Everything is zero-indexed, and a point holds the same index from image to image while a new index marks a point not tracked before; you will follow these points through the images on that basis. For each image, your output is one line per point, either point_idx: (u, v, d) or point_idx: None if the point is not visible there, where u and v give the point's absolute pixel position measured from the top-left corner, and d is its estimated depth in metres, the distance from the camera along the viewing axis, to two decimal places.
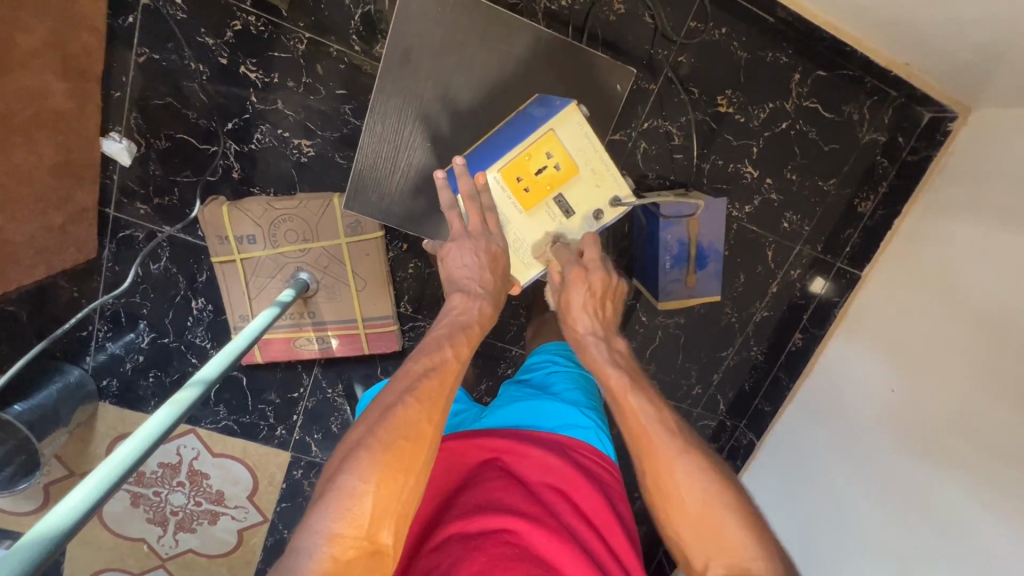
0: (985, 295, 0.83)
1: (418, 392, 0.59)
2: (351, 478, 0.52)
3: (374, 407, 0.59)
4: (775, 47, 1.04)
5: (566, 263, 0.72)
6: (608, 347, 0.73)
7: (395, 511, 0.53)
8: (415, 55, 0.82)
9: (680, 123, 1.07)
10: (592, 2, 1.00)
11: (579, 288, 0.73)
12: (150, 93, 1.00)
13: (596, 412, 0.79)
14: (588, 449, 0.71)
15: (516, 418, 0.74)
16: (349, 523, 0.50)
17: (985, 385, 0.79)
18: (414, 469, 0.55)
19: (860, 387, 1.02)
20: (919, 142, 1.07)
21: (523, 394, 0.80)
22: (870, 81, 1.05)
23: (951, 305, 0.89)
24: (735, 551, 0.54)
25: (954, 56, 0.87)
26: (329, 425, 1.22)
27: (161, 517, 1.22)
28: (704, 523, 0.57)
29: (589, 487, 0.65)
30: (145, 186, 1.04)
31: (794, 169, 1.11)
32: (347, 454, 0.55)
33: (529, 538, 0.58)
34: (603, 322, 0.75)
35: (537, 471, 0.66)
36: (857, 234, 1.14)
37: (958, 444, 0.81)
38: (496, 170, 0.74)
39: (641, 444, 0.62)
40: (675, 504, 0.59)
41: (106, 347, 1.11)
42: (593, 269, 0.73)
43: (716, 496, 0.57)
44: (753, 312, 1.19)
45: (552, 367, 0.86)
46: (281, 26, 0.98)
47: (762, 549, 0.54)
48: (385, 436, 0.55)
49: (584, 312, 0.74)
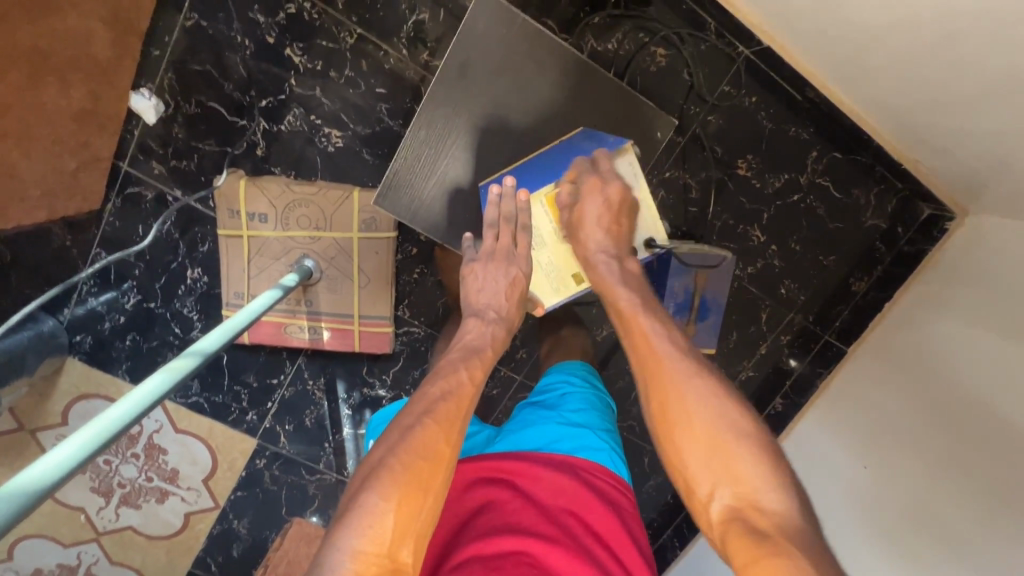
0: (963, 390, 0.85)
1: (436, 414, 0.59)
2: (374, 496, 0.51)
3: (392, 428, 0.58)
4: (799, 123, 1.09)
5: (583, 174, 0.78)
6: (622, 269, 0.76)
7: (416, 529, 0.52)
8: (471, 70, 0.84)
9: (700, 177, 1.11)
10: (636, 51, 1.04)
11: (595, 198, 0.76)
12: (191, 58, 0.99)
13: (610, 433, 0.78)
14: (601, 469, 0.70)
15: (529, 442, 0.72)
16: (371, 540, 0.49)
17: (957, 480, 0.81)
18: (432, 488, 0.55)
19: (836, 456, 1.03)
20: (916, 235, 1.12)
21: (535, 417, 0.78)
22: (881, 169, 1.10)
23: (932, 391, 0.90)
24: (740, 479, 0.56)
25: (962, 163, 0.92)
26: (303, 418, 1.19)
27: (106, 488, 1.16)
28: (711, 449, 0.59)
29: (602, 506, 0.65)
30: (164, 147, 1.02)
31: (798, 240, 1.15)
32: (368, 474, 0.54)
33: (547, 557, 0.59)
34: (616, 238, 0.77)
35: (550, 493, 0.65)
36: (847, 311, 1.18)
37: (924, 531, 0.83)
38: (544, 195, 0.80)
39: (652, 367, 0.66)
40: (681, 425, 0.61)
41: (87, 301, 1.07)
42: (608, 179, 0.77)
43: (724, 425, 0.60)
44: (740, 370, 1.21)
45: (565, 388, 0.84)
46: (333, 17, 0.99)
47: (771, 480, 0.56)
48: (405, 456, 0.55)
49: (597, 229, 0.76)
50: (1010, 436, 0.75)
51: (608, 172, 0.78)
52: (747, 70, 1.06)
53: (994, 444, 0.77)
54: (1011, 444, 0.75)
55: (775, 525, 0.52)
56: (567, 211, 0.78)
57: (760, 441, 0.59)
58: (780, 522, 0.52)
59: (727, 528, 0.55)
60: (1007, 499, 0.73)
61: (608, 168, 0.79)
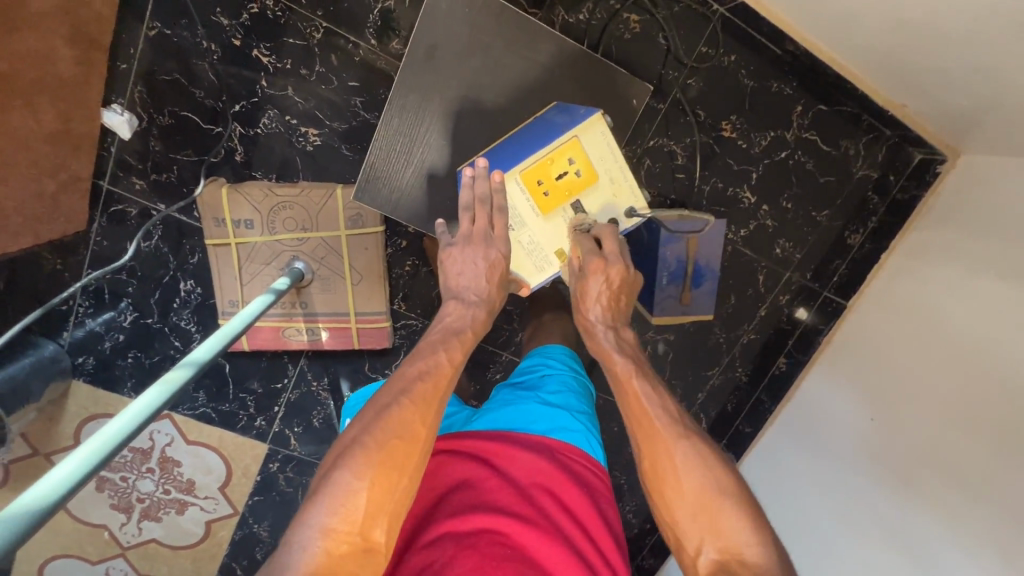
0: (953, 368, 0.85)
1: (412, 394, 0.60)
2: (346, 474, 0.53)
3: (368, 407, 0.59)
4: (781, 78, 1.07)
5: (586, 254, 0.75)
6: (620, 336, 0.77)
7: (389, 509, 0.53)
8: (438, 53, 0.83)
9: (685, 143, 1.10)
10: (609, 19, 1.02)
11: (597, 279, 0.75)
12: (159, 68, 0.99)
13: (587, 415, 0.78)
14: (578, 452, 0.70)
15: (506, 420, 0.73)
16: (343, 518, 0.51)
17: (936, 465, 0.83)
18: (407, 469, 0.55)
19: (842, 412, 1.03)
20: (909, 181, 1.10)
21: (515, 397, 0.79)
22: (868, 119, 1.08)
23: (927, 366, 0.90)
24: (726, 535, 0.56)
25: (947, 102, 0.90)
26: (311, 419, 1.20)
27: (126, 504, 1.18)
28: (701, 507, 0.59)
29: (577, 490, 0.65)
30: (142, 161, 1.02)
31: (789, 198, 1.14)
32: (341, 452, 0.56)
33: (520, 539, 0.58)
34: (615, 311, 0.78)
35: (527, 472, 0.65)
36: (844, 265, 1.17)
37: (902, 509, 0.85)
38: (518, 172, 0.77)
39: (644, 427, 0.66)
40: (670, 485, 0.61)
41: (85, 323, 1.08)
42: (611, 261, 0.75)
43: (713, 482, 0.60)
44: (741, 333, 1.21)
45: (545, 370, 0.86)
46: (297, 12, 0.97)
47: (755, 534, 0.56)
48: (380, 436, 0.56)
49: (595, 306, 0.77)
50: (1011, 393, 0.75)
51: (613, 251, 0.75)
52: (723, 28, 1.04)
53: (980, 429, 0.78)
54: (997, 435, 0.76)
55: None
56: (574, 283, 0.78)
57: (747, 499, 0.59)
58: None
59: None
60: (981, 489, 0.75)
61: (612, 248, 0.75)
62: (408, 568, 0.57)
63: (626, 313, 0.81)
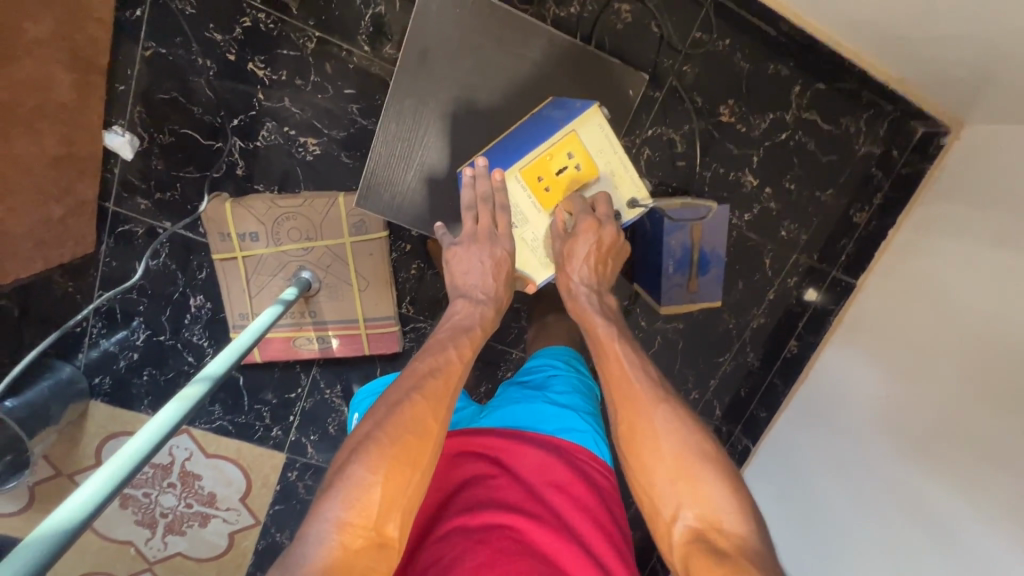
0: (966, 343, 0.84)
1: (425, 390, 0.61)
2: (360, 468, 0.53)
3: (380, 403, 0.60)
4: (777, 59, 1.06)
5: (578, 215, 0.74)
6: (601, 302, 0.78)
7: (403, 504, 0.54)
8: (431, 55, 0.83)
9: (683, 131, 1.09)
10: (601, 10, 1.02)
11: (587, 240, 0.74)
12: (156, 88, 0.99)
13: (594, 416, 0.79)
14: (586, 451, 0.70)
15: (515, 418, 0.73)
16: (357, 512, 0.51)
17: (950, 448, 0.82)
18: (419, 465, 0.56)
19: (856, 390, 1.02)
20: (912, 155, 1.09)
21: (522, 395, 0.79)
22: (867, 95, 1.07)
23: (939, 342, 0.89)
24: (702, 501, 0.57)
25: (946, 72, 0.89)
26: (327, 426, 1.21)
27: (150, 519, 1.19)
28: (678, 472, 0.59)
29: (586, 487, 0.65)
30: (145, 180, 1.03)
31: (792, 179, 1.13)
32: (356, 445, 0.56)
33: (530, 534, 0.58)
34: (598, 275, 0.79)
35: (535, 471, 0.65)
36: (851, 243, 1.16)
37: (920, 482, 0.84)
38: (518, 169, 0.77)
39: (624, 390, 0.66)
40: (647, 447, 0.61)
41: (99, 343, 1.09)
42: (604, 224, 0.75)
43: (691, 447, 0.60)
44: (751, 318, 1.21)
45: (551, 371, 0.86)
46: (290, 23, 0.98)
47: (733, 502, 0.56)
48: (393, 431, 0.56)
49: (580, 267, 0.76)
50: None
51: (604, 215, 0.76)
52: (717, 12, 1.03)
53: (996, 398, 0.77)
54: (1014, 419, 0.74)
55: (735, 546, 0.53)
56: (559, 244, 0.77)
57: (726, 469, 0.59)
58: (739, 546, 0.53)
59: (690, 549, 0.55)
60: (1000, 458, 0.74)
61: (604, 213, 0.76)
62: (420, 564, 0.58)
63: (607, 280, 0.82)
